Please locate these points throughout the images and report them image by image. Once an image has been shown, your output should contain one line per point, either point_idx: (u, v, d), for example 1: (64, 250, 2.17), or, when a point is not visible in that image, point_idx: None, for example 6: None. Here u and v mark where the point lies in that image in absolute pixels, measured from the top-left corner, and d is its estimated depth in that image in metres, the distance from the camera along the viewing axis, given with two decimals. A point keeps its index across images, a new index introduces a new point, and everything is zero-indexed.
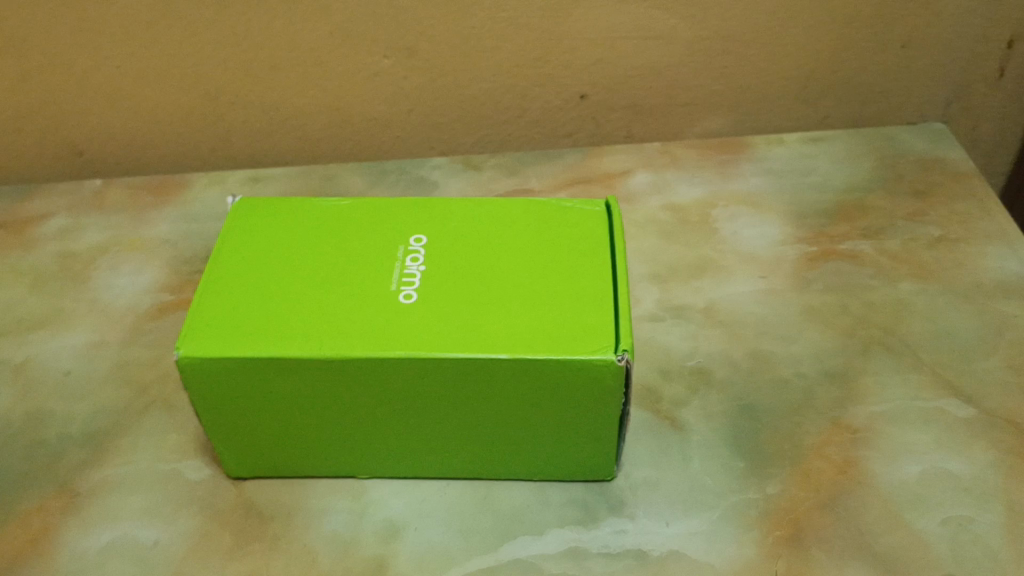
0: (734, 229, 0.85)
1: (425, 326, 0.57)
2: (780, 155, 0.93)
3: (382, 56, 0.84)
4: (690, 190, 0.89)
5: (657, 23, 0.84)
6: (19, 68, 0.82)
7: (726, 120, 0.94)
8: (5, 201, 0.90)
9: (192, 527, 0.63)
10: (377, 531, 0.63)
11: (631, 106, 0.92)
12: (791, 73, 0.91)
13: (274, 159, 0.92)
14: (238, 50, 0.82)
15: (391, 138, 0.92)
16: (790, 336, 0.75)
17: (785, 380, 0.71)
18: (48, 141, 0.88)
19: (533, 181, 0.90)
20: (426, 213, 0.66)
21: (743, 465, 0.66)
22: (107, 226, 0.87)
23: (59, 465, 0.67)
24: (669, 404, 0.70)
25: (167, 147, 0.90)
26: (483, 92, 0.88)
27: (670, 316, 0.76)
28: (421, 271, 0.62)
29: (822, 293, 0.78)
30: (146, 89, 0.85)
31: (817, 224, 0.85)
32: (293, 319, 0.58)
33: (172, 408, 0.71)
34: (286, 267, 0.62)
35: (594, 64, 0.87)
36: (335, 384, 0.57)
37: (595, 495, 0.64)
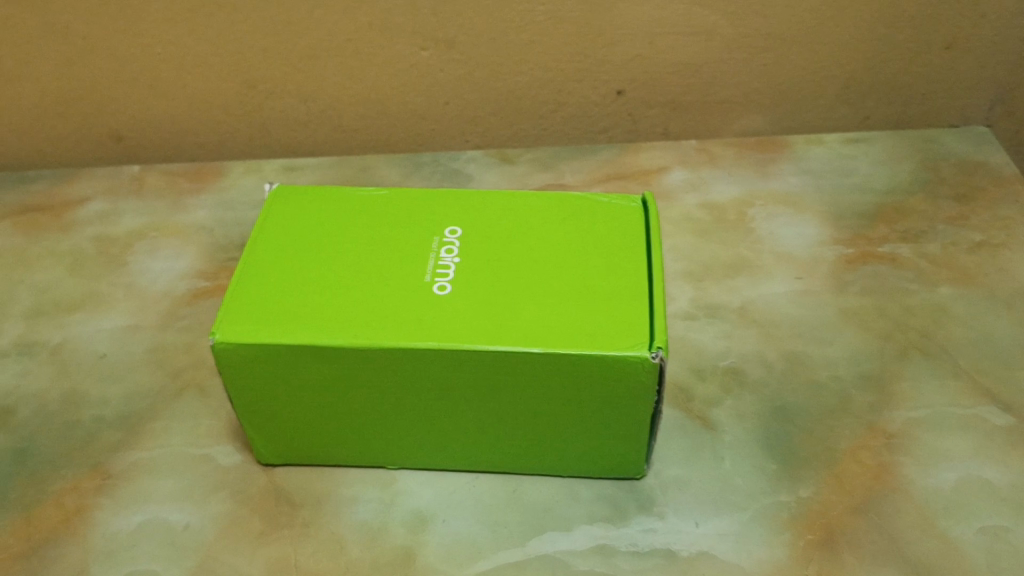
0: (772, 228, 0.84)
1: (458, 318, 0.57)
2: (818, 156, 0.92)
3: (420, 47, 0.84)
4: (726, 188, 0.88)
5: (698, 18, 0.83)
6: (62, 53, 0.83)
7: (765, 119, 0.93)
8: (45, 185, 0.91)
9: (223, 512, 0.64)
10: (405, 522, 0.63)
11: (669, 103, 0.91)
12: (832, 73, 0.89)
13: (310, 149, 0.93)
14: (277, 39, 0.82)
15: (426, 130, 0.91)
16: (826, 338, 0.74)
17: (820, 382, 0.70)
18: (88, 126, 0.89)
19: (568, 176, 0.90)
20: (461, 205, 0.66)
21: (776, 467, 0.65)
22: (145, 212, 0.88)
23: (93, 446, 0.68)
24: (701, 404, 0.69)
25: (204, 135, 0.91)
26: (520, 85, 0.88)
27: (704, 315, 0.75)
28: (455, 263, 0.61)
29: (859, 296, 0.77)
30: (185, 77, 0.85)
31: (855, 226, 0.84)
32: (328, 307, 0.58)
33: (205, 393, 0.71)
34: (321, 256, 0.62)
35: (632, 59, 0.86)
36: (367, 373, 0.57)
37: (625, 492, 0.64)
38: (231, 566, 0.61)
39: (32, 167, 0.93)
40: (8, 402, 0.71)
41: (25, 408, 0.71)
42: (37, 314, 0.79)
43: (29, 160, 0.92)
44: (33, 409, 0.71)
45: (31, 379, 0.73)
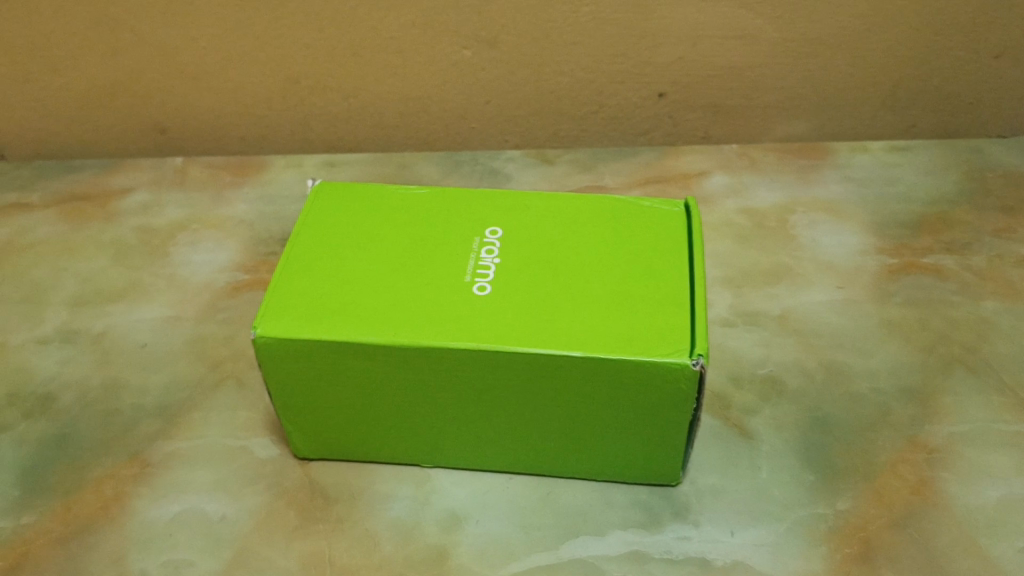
0: (813, 236, 0.83)
1: (497, 319, 0.57)
2: (862, 164, 0.91)
3: (463, 46, 0.84)
4: (768, 194, 0.87)
5: (743, 22, 0.83)
6: (111, 45, 0.84)
7: (808, 125, 0.92)
8: (90, 175, 0.92)
9: (259, 504, 0.64)
10: (439, 521, 0.63)
11: (711, 106, 0.90)
12: (878, 79, 0.88)
13: (351, 145, 0.93)
14: (321, 35, 0.83)
15: (466, 129, 0.91)
16: (866, 349, 0.73)
17: (860, 394, 0.69)
18: (133, 118, 0.90)
19: (607, 178, 0.90)
20: (502, 205, 0.66)
21: (813, 478, 0.64)
22: (187, 204, 0.89)
23: (133, 434, 0.69)
24: (738, 412, 0.69)
25: (246, 129, 0.91)
26: (561, 86, 0.87)
27: (743, 322, 0.75)
28: (495, 263, 0.61)
29: (902, 307, 0.76)
30: (230, 71, 0.86)
31: (899, 235, 0.83)
32: (368, 304, 0.58)
33: (243, 385, 0.72)
34: (362, 253, 0.62)
35: (675, 62, 0.86)
36: (406, 371, 0.57)
37: (659, 499, 0.63)
38: (266, 559, 0.61)
39: (77, 157, 0.94)
40: (51, 389, 0.73)
41: (67, 395, 0.72)
42: (80, 302, 0.80)
43: (75, 150, 0.93)
44: (75, 396, 0.72)
45: (73, 366, 0.74)
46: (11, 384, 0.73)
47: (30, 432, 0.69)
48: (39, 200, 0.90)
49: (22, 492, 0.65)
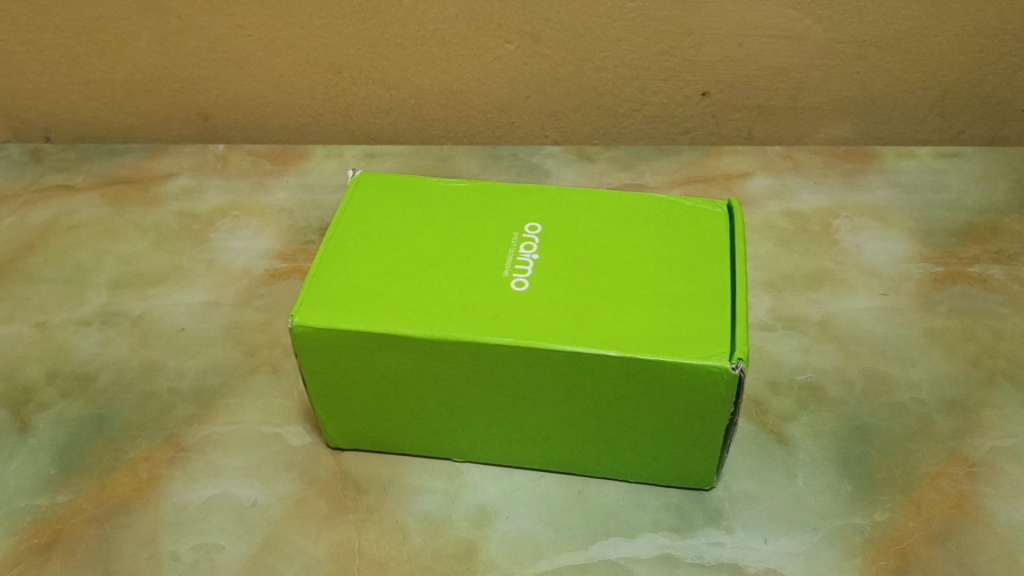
0: (857, 242, 0.81)
1: (534, 316, 0.57)
2: (909, 169, 0.89)
3: (507, 40, 0.83)
4: (811, 198, 0.86)
5: (790, 22, 0.81)
6: (158, 31, 0.85)
7: (855, 128, 0.91)
8: (133, 159, 0.93)
9: (290, 492, 0.65)
10: (469, 515, 0.63)
11: (756, 107, 0.89)
12: (927, 83, 0.86)
13: (391, 136, 0.93)
14: (365, 26, 0.83)
15: (506, 123, 0.91)
16: (909, 358, 0.71)
17: (901, 404, 0.68)
18: (176, 104, 0.91)
19: (647, 177, 0.89)
20: (542, 201, 0.66)
21: (850, 488, 0.63)
22: (228, 190, 0.89)
23: (169, 417, 0.70)
24: (776, 418, 0.68)
25: (287, 118, 0.92)
26: (604, 82, 0.87)
27: (783, 326, 0.74)
28: (534, 259, 0.61)
29: (946, 316, 0.74)
30: (273, 59, 0.86)
31: (945, 244, 0.81)
32: (406, 296, 0.58)
33: (278, 372, 0.72)
34: (400, 245, 0.62)
35: (721, 61, 0.85)
36: (440, 364, 0.57)
37: (692, 503, 0.63)
38: (297, 547, 0.61)
39: (121, 141, 0.95)
40: (89, 369, 0.73)
41: (105, 376, 0.73)
42: (121, 285, 0.81)
43: (119, 134, 0.94)
44: (113, 377, 0.73)
45: (112, 348, 0.75)
46: (51, 362, 0.74)
47: (68, 411, 0.70)
48: (83, 182, 0.91)
49: (59, 471, 0.66)
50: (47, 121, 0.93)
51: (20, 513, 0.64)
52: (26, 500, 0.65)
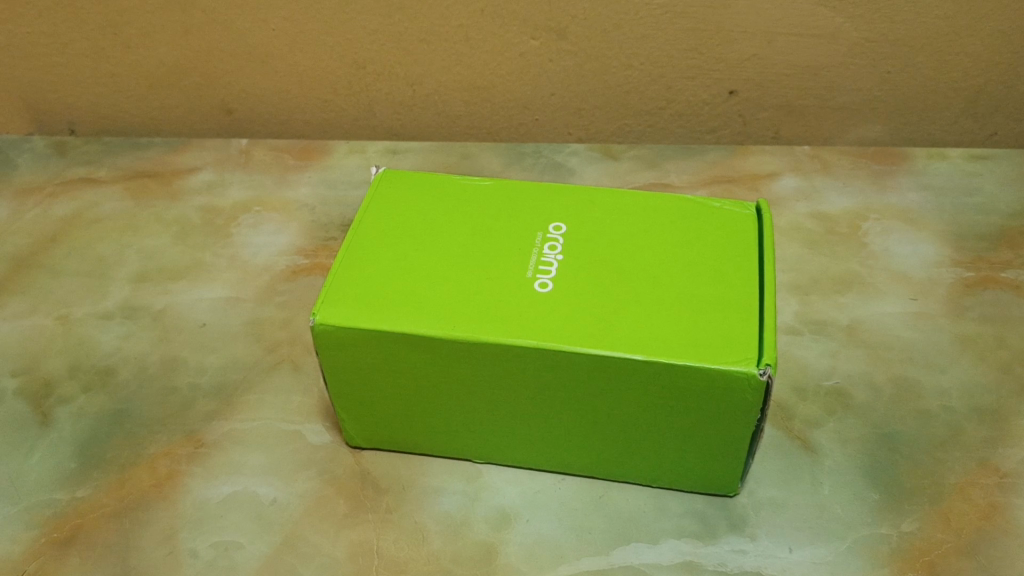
0: (886, 245, 0.80)
1: (558, 317, 0.56)
2: (940, 171, 0.87)
3: (531, 37, 0.82)
4: (840, 199, 0.85)
5: (821, 20, 0.80)
6: (182, 24, 0.84)
7: (884, 128, 0.89)
8: (156, 152, 0.93)
9: (309, 490, 0.64)
10: (489, 517, 0.62)
11: (784, 106, 0.87)
12: (960, 83, 0.85)
13: (414, 133, 0.93)
14: (389, 21, 0.82)
15: (531, 120, 0.90)
16: (938, 365, 0.70)
17: (930, 412, 0.67)
18: (199, 97, 0.91)
19: (672, 176, 0.87)
20: (566, 200, 0.65)
21: (878, 497, 0.62)
22: (251, 185, 0.89)
23: (189, 413, 0.69)
24: (802, 424, 0.66)
25: (311, 113, 0.91)
26: (630, 80, 0.86)
27: (809, 330, 0.72)
28: (558, 260, 0.60)
29: (977, 322, 0.73)
30: (297, 54, 0.86)
31: (977, 248, 0.79)
32: (427, 295, 0.58)
33: (299, 370, 0.72)
34: (422, 242, 0.62)
35: (750, 59, 0.83)
36: (462, 364, 0.56)
37: (716, 509, 0.62)
38: (316, 546, 0.61)
39: (144, 134, 0.95)
40: (110, 363, 0.73)
41: (126, 370, 0.73)
42: (142, 279, 0.81)
43: (143, 127, 0.94)
44: (134, 371, 0.73)
45: (133, 342, 0.75)
46: (73, 356, 0.74)
47: (89, 405, 0.70)
48: (106, 175, 0.91)
49: (79, 465, 0.66)
50: (71, 114, 0.94)
51: (40, 506, 0.64)
52: (46, 494, 0.65)
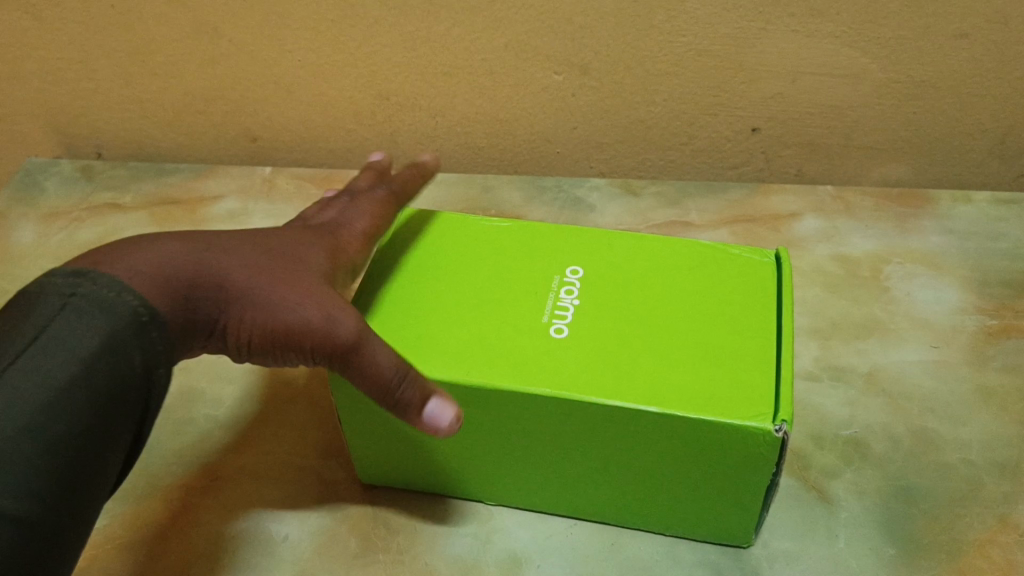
0: (909, 290, 0.79)
1: (572, 364, 0.56)
2: (965, 215, 0.86)
3: (555, 72, 0.83)
4: (863, 241, 0.84)
5: (846, 61, 0.79)
6: (208, 53, 0.85)
7: (909, 169, 0.88)
8: (182, 178, 0.94)
9: (322, 527, 0.64)
10: (500, 561, 0.62)
11: (807, 144, 0.87)
12: (987, 126, 0.84)
13: (436, 164, 0.93)
14: (413, 54, 0.83)
15: (553, 154, 0.91)
16: (959, 417, 0.69)
17: (950, 466, 0.66)
18: (225, 125, 0.92)
19: (693, 214, 0.87)
20: (585, 244, 0.65)
21: (894, 552, 0.61)
22: (274, 214, 0.90)
23: (205, 444, 0.70)
24: (818, 474, 0.66)
25: (334, 142, 0.92)
26: (652, 116, 0.85)
27: (828, 377, 0.72)
28: (574, 305, 0.60)
29: (1000, 373, 0.72)
30: (322, 84, 0.86)
31: (1001, 295, 0.78)
32: (442, 338, 0.58)
33: (315, 404, 0.73)
34: (441, 283, 0.62)
35: (773, 97, 0.83)
36: (475, 410, 0.56)
37: (729, 560, 0.61)
38: None
39: (171, 160, 0.97)
40: None
41: None
42: None
43: (170, 152, 0.96)
44: None
45: None
46: None
47: None
48: (132, 201, 0.92)
49: None
50: (100, 138, 0.96)
51: None
52: None
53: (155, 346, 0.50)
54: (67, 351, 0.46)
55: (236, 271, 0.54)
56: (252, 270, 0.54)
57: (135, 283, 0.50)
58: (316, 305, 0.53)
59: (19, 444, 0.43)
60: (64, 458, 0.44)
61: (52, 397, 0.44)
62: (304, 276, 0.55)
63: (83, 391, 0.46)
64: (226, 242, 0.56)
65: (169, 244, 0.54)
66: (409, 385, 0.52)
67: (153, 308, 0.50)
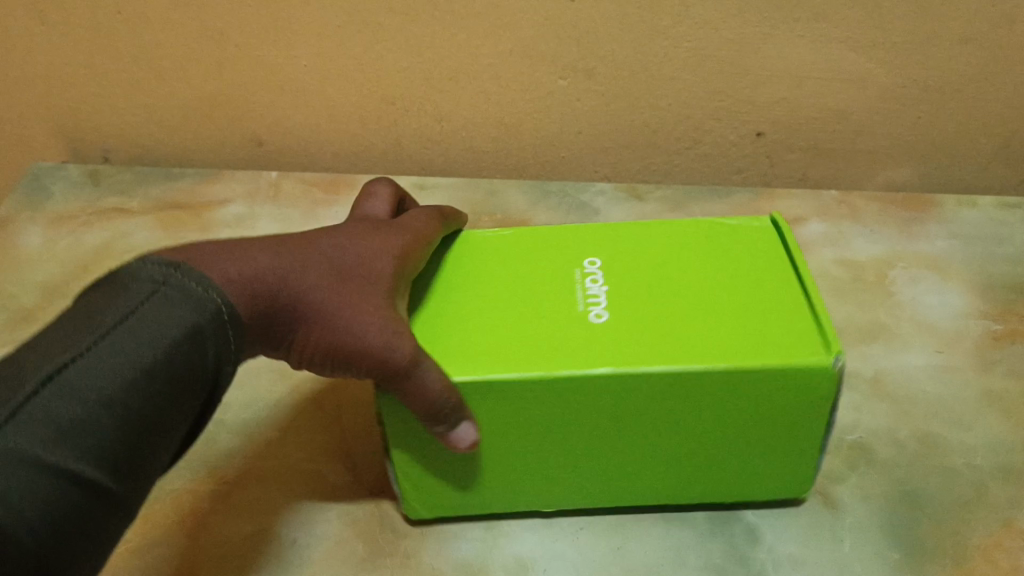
0: (914, 294, 0.79)
1: (619, 344, 0.54)
2: (970, 219, 0.86)
3: (560, 76, 0.83)
4: (868, 245, 0.84)
5: (851, 65, 0.80)
6: (215, 58, 0.86)
7: (913, 173, 0.89)
8: (188, 182, 0.95)
9: (329, 531, 0.64)
10: (505, 565, 0.62)
11: (811, 148, 0.87)
12: (991, 130, 0.84)
13: (441, 169, 0.94)
14: (419, 59, 0.83)
15: (558, 158, 0.91)
16: (964, 422, 0.69)
17: (954, 470, 0.66)
18: (231, 130, 0.93)
19: (699, 217, 0.87)
20: (591, 234, 0.65)
21: (900, 557, 0.61)
22: (280, 218, 0.90)
23: (212, 449, 0.70)
24: (824, 479, 0.66)
25: (340, 146, 0.93)
26: (657, 120, 0.86)
27: None
28: (602, 290, 0.59)
29: (1004, 377, 0.72)
30: (328, 89, 0.87)
31: (1006, 299, 0.78)
32: (479, 337, 0.56)
33: (322, 409, 0.73)
34: (457, 287, 0.60)
35: (778, 101, 0.83)
36: (526, 405, 0.54)
37: (735, 564, 0.61)
38: None
39: (177, 164, 0.97)
40: None
41: None
42: None
43: (176, 157, 0.96)
44: None
45: None
46: None
47: None
48: (139, 206, 0.93)
49: None
50: (107, 142, 0.96)
51: None
52: None
53: (228, 343, 0.50)
54: (150, 333, 0.46)
55: (311, 290, 0.54)
56: (325, 290, 0.54)
57: (223, 280, 0.51)
58: (378, 327, 0.53)
59: (97, 418, 0.42)
60: (135, 436, 0.44)
61: (136, 379, 0.44)
62: (372, 292, 0.55)
63: (161, 374, 0.46)
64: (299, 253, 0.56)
65: (259, 255, 0.54)
66: (455, 404, 0.52)
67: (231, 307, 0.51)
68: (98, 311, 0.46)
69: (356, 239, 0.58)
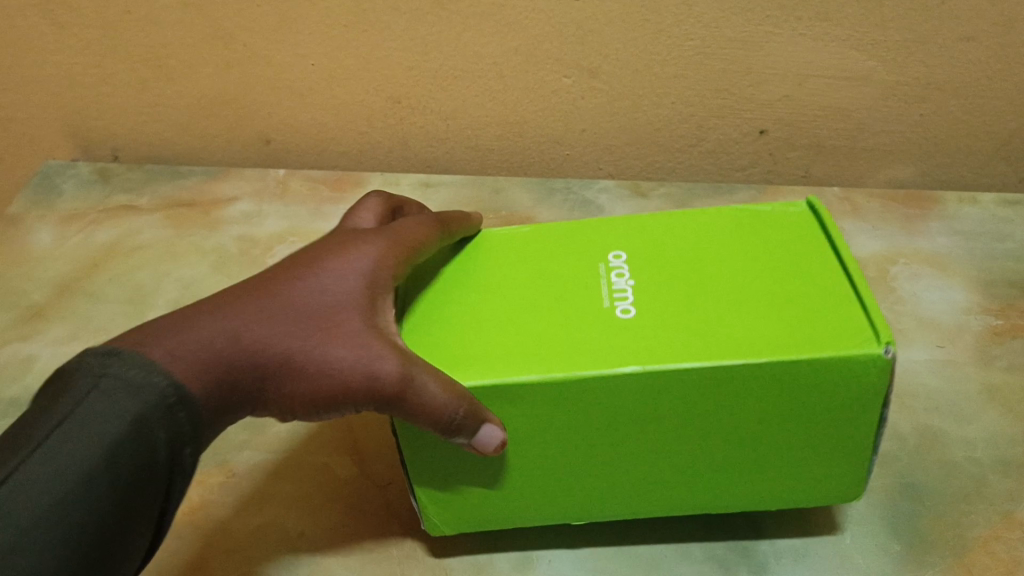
0: (915, 290, 0.80)
1: (649, 339, 0.53)
2: (971, 215, 0.87)
3: (564, 75, 0.84)
4: (869, 242, 0.85)
5: (852, 63, 0.80)
6: (223, 57, 0.87)
7: (915, 170, 0.90)
8: (197, 180, 0.96)
9: (336, 523, 0.65)
10: (511, 558, 0.63)
11: (813, 146, 0.88)
12: (992, 127, 0.85)
13: (446, 167, 0.95)
14: (424, 58, 0.84)
15: (561, 156, 0.92)
16: (965, 415, 0.70)
17: (954, 463, 0.67)
18: (239, 129, 0.94)
19: None
20: (617, 230, 0.64)
21: (901, 548, 0.62)
22: (287, 216, 0.91)
23: (221, 442, 0.71)
24: None
25: (347, 144, 0.94)
26: (660, 118, 0.86)
27: None
28: (631, 286, 0.58)
29: (1005, 372, 0.73)
30: (334, 88, 0.88)
31: (1006, 295, 0.79)
32: (503, 338, 0.55)
33: None
34: (487, 289, 0.60)
35: (780, 99, 0.84)
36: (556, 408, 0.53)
37: (737, 555, 0.62)
38: None
39: (186, 163, 0.98)
40: None
41: None
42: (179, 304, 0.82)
43: (184, 155, 0.97)
44: None
45: None
46: None
47: None
48: (148, 204, 0.94)
49: None
50: (117, 141, 0.97)
51: None
52: None
53: (183, 429, 0.46)
54: (92, 434, 0.42)
55: (275, 343, 0.51)
56: (292, 340, 0.51)
57: (169, 363, 0.47)
58: (361, 360, 0.51)
59: (30, 542, 0.39)
60: (81, 552, 0.40)
61: (76, 487, 0.41)
62: (347, 328, 0.52)
63: (103, 480, 0.42)
64: (259, 303, 0.52)
65: (216, 313, 0.51)
66: (465, 413, 0.50)
67: (183, 387, 0.47)
68: (42, 412, 0.43)
69: (335, 258, 0.56)
